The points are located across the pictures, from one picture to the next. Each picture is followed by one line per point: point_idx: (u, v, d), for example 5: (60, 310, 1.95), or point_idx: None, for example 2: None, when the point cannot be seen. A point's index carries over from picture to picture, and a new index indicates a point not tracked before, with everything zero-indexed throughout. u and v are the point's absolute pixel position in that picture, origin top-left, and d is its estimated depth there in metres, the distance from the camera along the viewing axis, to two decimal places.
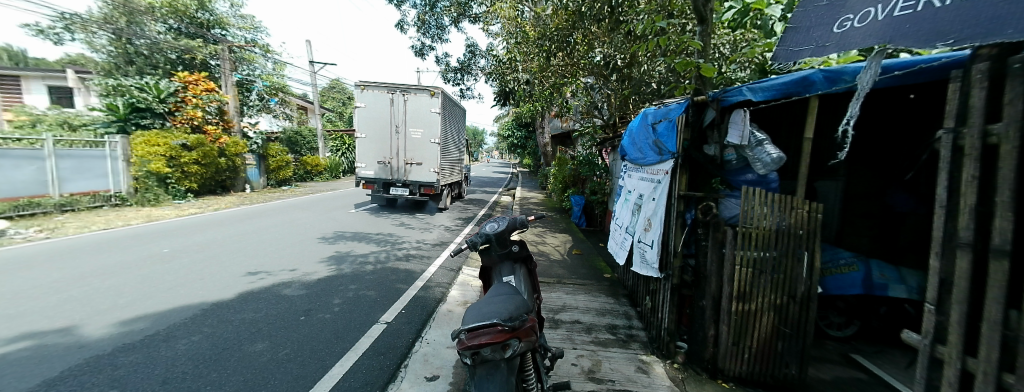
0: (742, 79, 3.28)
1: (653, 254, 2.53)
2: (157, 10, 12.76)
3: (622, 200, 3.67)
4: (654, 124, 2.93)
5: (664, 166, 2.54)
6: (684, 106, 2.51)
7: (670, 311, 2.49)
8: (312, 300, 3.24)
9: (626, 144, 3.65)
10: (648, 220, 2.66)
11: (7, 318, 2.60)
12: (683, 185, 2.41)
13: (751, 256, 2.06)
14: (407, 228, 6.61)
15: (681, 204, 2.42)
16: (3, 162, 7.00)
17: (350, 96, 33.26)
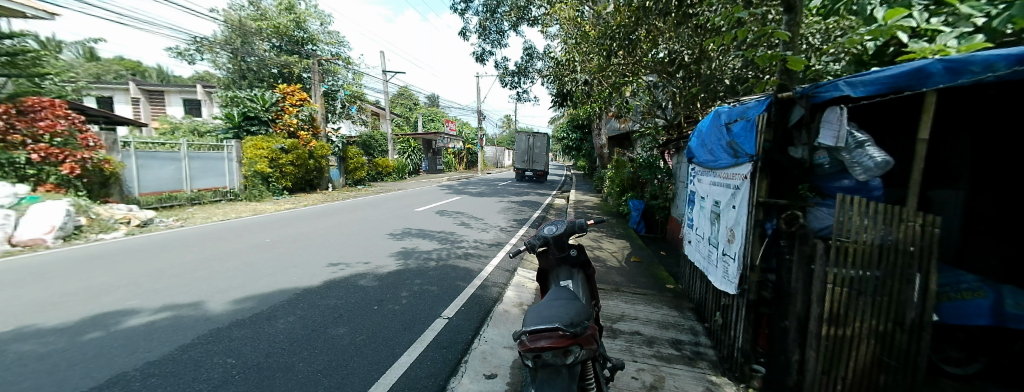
0: (834, 72, 2.79)
1: (734, 269, 2.30)
2: (264, 31, 14.85)
3: (697, 207, 3.40)
4: (727, 124, 2.67)
5: (742, 171, 2.29)
6: (765, 104, 2.22)
7: (745, 330, 2.22)
8: (382, 292, 3.49)
9: (694, 145, 3.41)
10: (730, 230, 2.41)
11: (155, 291, 3.19)
12: (763, 192, 2.13)
13: (848, 274, 1.64)
14: (464, 228, 6.83)
15: (760, 212, 2.15)
16: (152, 163, 8.66)
17: (416, 102, 35.59)
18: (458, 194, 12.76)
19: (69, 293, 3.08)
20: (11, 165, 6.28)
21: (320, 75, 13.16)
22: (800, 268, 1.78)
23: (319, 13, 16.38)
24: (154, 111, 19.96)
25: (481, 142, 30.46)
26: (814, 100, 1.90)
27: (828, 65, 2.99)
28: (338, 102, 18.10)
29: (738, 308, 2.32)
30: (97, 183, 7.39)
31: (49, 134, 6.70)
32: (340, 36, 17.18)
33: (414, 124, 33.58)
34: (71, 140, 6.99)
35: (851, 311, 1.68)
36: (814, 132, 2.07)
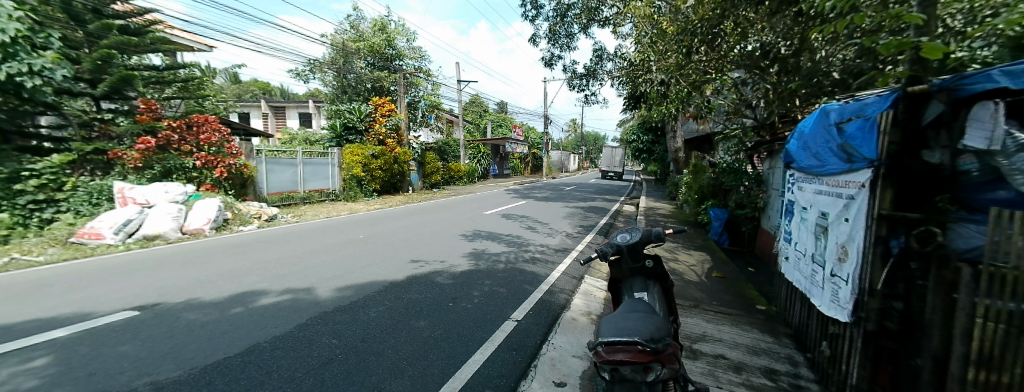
0: (986, 56, 2.18)
1: (847, 292, 1.94)
2: (361, 51, 16.82)
3: (797, 219, 2.95)
4: (839, 124, 2.28)
5: (856, 178, 1.93)
6: (889, 100, 1.85)
7: (860, 365, 1.88)
8: (455, 290, 3.68)
9: (795, 147, 2.98)
10: (843, 246, 2.03)
11: (278, 276, 3.77)
12: (887, 204, 1.76)
13: (1011, 309, 1.16)
14: (531, 232, 6.87)
15: (883, 227, 1.75)
16: (277, 167, 10.30)
17: (486, 109, 37.08)
18: (525, 199, 12.87)
19: (218, 274, 3.80)
20: (181, 169, 7.92)
21: (404, 88, 14.37)
22: (936, 296, 1.43)
23: (405, 31, 18.01)
24: (277, 124, 23.71)
25: (547, 147, 30.54)
26: (960, 95, 1.55)
27: (971, 52, 2.31)
28: (418, 111, 19.69)
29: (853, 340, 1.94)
30: (237, 184, 9.01)
31: (206, 144, 8.35)
32: (422, 51, 18.72)
33: (483, 130, 34.93)
34: (221, 149, 8.63)
35: (1008, 356, 1.19)
36: (960, 133, 1.69)
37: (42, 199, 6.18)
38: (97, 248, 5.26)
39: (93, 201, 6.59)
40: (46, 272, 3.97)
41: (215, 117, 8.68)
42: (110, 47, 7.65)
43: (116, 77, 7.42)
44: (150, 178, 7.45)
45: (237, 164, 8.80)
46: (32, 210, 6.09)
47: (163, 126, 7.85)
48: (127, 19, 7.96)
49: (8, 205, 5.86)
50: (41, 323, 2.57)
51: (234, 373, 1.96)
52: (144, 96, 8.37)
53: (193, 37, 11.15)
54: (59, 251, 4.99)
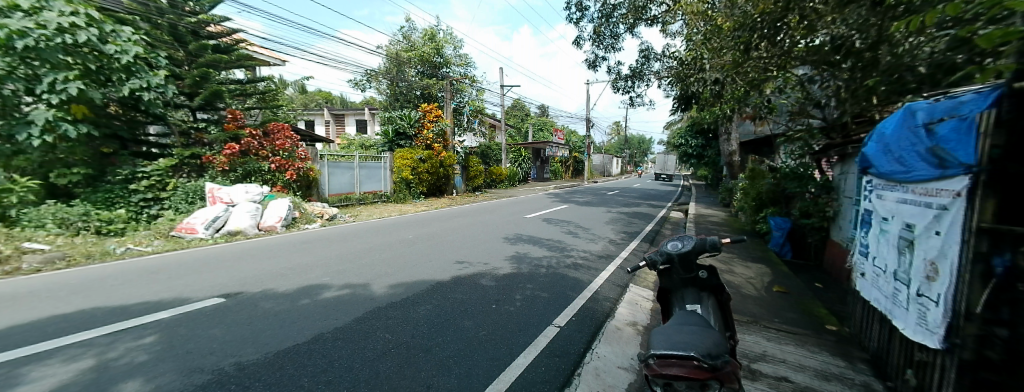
0: None
1: (936, 315, 1.69)
2: (412, 60, 17.73)
3: (876, 231, 2.62)
4: (929, 125, 2.00)
5: (951, 187, 1.67)
6: (990, 97, 1.58)
7: None
8: (498, 292, 3.71)
9: (873, 151, 2.65)
10: (932, 263, 1.76)
11: (338, 271, 4.06)
12: (992, 216, 1.50)
13: None
14: (573, 237, 6.76)
15: (983, 243, 1.50)
16: (336, 170, 11.08)
17: (528, 113, 37.33)
18: (566, 203, 12.71)
19: (285, 268, 4.16)
20: (257, 172, 8.78)
21: (450, 94, 14.85)
22: None
23: (453, 39, 18.70)
24: (336, 130, 25.55)
25: (590, 150, 29.99)
26: None
27: None
28: (463, 116, 20.33)
29: (945, 369, 1.68)
30: (302, 185, 9.85)
31: (280, 149, 9.18)
32: (468, 57, 19.33)
33: (524, 134, 35.08)
34: (292, 154, 9.46)
35: None
36: None
37: (151, 197, 7.22)
38: (192, 241, 6.00)
39: (190, 199, 7.50)
40: (149, 262, 4.59)
41: (288, 124, 9.57)
42: (205, 64, 8.74)
43: (209, 91, 8.43)
44: (231, 179, 8.38)
45: (304, 167, 9.56)
46: (143, 207, 7.11)
47: (245, 134, 8.74)
48: (218, 39, 8.96)
49: (125, 202, 6.88)
50: (148, 305, 2.98)
51: (302, 360, 2.13)
52: (230, 107, 9.42)
53: (268, 52, 12.41)
54: (162, 243, 5.74)
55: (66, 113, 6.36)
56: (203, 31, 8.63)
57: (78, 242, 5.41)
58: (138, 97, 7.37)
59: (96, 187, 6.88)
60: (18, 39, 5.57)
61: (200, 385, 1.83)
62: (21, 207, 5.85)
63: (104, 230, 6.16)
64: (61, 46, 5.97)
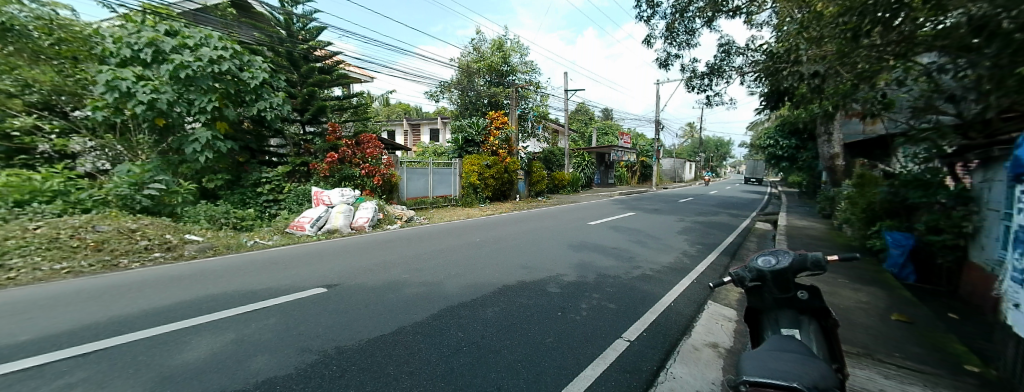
0: None
1: None
2: (480, 70, 18.59)
3: None
4: None
5: None
6: None
7: None
8: (564, 300, 3.62)
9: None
10: None
11: (416, 269, 4.38)
12: None
13: None
14: (642, 248, 6.38)
15: None
16: (414, 175, 11.98)
17: (592, 118, 36.83)
18: (633, 210, 12.11)
19: (370, 265, 4.57)
20: (352, 177, 9.85)
21: (515, 101, 15.17)
22: None
23: (520, 47, 19.21)
24: (412, 139, 27.78)
25: (659, 155, 28.39)
26: None
27: None
28: (528, 122, 20.68)
29: None
30: (384, 189, 10.79)
31: (370, 157, 10.19)
32: (534, 64, 19.67)
33: (588, 139, 34.40)
34: (379, 162, 10.42)
35: None
36: None
37: (272, 198, 8.61)
38: (301, 237, 6.92)
39: (299, 201, 8.54)
40: (266, 254, 5.41)
41: (376, 135, 10.59)
42: (313, 84, 10.05)
43: (315, 107, 9.72)
44: (330, 184, 9.45)
45: (388, 172, 10.49)
46: (266, 206, 8.51)
47: (342, 144, 9.94)
48: (321, 61, 10.22)
49: (255, 202, 8.35)
50: (261, 291, 3.46)
51: (388, 350, 2.32)
52: (330, 120, 10.69)
53: (358, 69, 13.93)
54: (279, 238, 6.74)
55: (213, 130, 7.72)
56: (312, 55, 9.91)
57: (221, 235, 6.57)
58: (262, 116, 8.63)
59: (234, 190, 8.46)
60: (182, 71, 7.06)
61: (309, 363, 2.10)
62: (184, 206, 7.22)
63: (238, 226, 7.32)
64: (211, 74, 7.38)
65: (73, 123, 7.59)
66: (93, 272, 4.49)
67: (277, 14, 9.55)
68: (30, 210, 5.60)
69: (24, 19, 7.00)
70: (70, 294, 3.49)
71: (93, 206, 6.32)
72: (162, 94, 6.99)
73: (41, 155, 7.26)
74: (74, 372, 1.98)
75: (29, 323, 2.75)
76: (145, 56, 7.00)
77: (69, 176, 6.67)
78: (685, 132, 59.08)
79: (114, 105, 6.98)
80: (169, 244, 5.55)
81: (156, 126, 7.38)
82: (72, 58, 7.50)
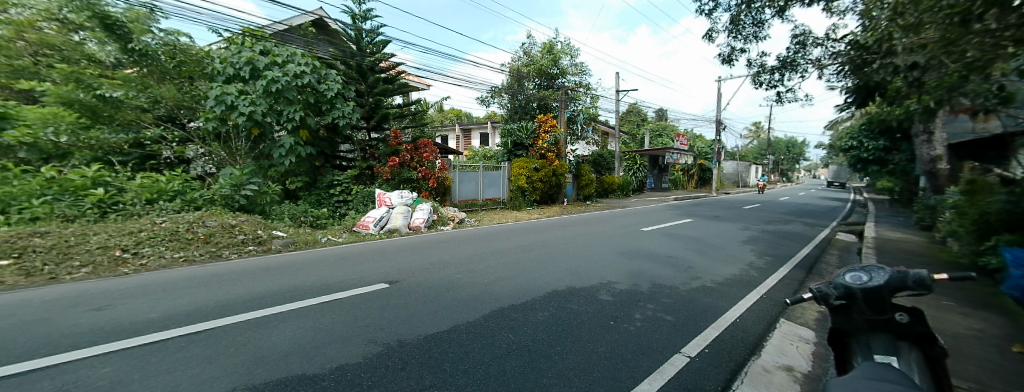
0: None
1: None
2: (530, 74, 18.76)
3: None
4: None
5: None
6: None
7: None
8: (618, 308, 3.48)
9: None
10: None
11: (471, 269, 4.52)
12: None
13: None
14: (702, 257, 5.96)
15: None
16: (465, 178, 12.38)
17: (645, 119, 35.45)
18: (690, 217, 11.37)
19: (427, 264, 4.80)
20: (409, 180, 10.39)
21: (565, 103, 14.99)
22: None
23: (570, 49, 19.07)
24: (464, 143, 28.85)
25: (720, 157, 26.51)
26: None
27: None
28: (577, 124, 20.42)
29: None
30: (438, 191, 11.25)
31: (426, 160, 10.70)
32: (584, 66, 19.44)
33: (640, 141, 32.98)
34: (434, 165, 10.90)
35: None
36: None
37: (342, 198, 9.29)
38: (365, 235, 7.46)
39: (365, 202, 9.21)
40: (335, 250, 5.91)
41: (432, 140, 11.07)
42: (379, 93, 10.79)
43: (379, 116, 10.46)
44: (391, 186, 10.03)
45: (441, 175, 10.95)
46: (336, 206, 9.21)
47: (402, 149, 10.51)
48: (386, 72, 10.93)
49: (328, 203, 9.13)
50: (330, 285, 3.76)
51: (443, 347, 2.39)
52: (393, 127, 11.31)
53: (416, 78, 14.75)
54: (347, 236, 7.32)
55: (297, 137, 8.66)
56: (377, 67, 10.64)
57: (300, 232, 7.23)
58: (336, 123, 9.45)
59: (312, 191, 9.29)
60: (273, 85, 7.96)
61: (375, 354, 2.25)
62: (270, 204, 8.02)
63: (315, 223, 8.03)
64: (295, 87, 8.25)
65: (189, 134, 8.95)
66: (201, 261, 5.27)
67: (349, 30, 10.41)
68: (158, 207, 6.78)
69: (155, 46, 8.29)
70: (185, 280, 4.06)
71: (202, 204, 7.34)
72: (256, 106, 7.94)
73: (165, 160, 8.83)
74: (188, 348, 2.31)
75: (153, 303, 3.24)
76: (245, 73, 8.01)
77: (183, 178, 7.75)
78: (750, 133, 54.44)
79: (221, 116, 8.07)
80: (259, 239, 6.23)
81: (252, 135, 8.41)
82: (189, 77, 8.73)
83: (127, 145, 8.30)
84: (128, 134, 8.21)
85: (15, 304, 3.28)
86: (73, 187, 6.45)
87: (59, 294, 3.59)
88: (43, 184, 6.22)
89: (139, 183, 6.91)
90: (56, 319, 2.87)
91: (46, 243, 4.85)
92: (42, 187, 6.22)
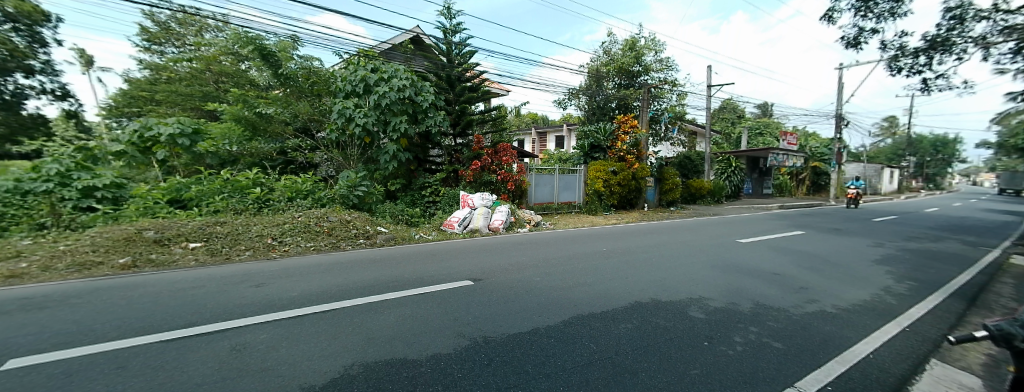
0: None
1: None
2: (610, 73, 18.17)
3: None
4: None
5: None
6: None
7: None
8: (713, 328, 3.14)
9: None
10: None
11: (556, 274, 4.52)
12: None
13: None
14: (818, 277, 5.08)
15: None
16: (542, 181, 12.46)
17: (741, 115, 31.83)
18: (802, 229, 9.80)
19: (504, 264, 4.94)
20: (489, 183, 10.84)
21: (647, 102, 14.17)
22: None
23: (654, 44, 18.01)
24: (540, 146, 29.20)
25: (840, 158, 22.42)
26: None
27: None
28: (661, 124, 19.10)
29: None
30: (515, 194, 11.55)
31: (505, 164, 11.10)
32: (670, 61, 18.24)
33: (736, 140, 29.52)
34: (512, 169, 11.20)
35: None
36: None
37: (432, 199, 10.08)
38: (451, 234, 7.97)
39: (451, 203, 9.87)
40: (427, 246, 6.45)
41: (512, 144, 11.41)
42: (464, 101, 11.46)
43: (465, 122, 11.12)
44: (473, 188, 10.57)
45: (518, 178, 11.23)
46: (427, 206, 10.02)
47: (483, 153, 11.00)
48: (470, 80, 11.56)
49: (420, 203, 9.98)
50: (424, 278, 4.10)
51: (527, 348, 2.44)
52: (475, 132, 11.93)
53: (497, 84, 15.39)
54: (436, 234, 7.91)
55: (399, 145, 9.67)
56: (464, 76, 11.36)
57: (399, 228, 7.96)
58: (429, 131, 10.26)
59: (408, 192, 10.25)
60: (380, 99, 8.99)
61: (464, 347, 2.39)
62: (377, 203, 9.13)
63: (411, 221, 8.84)
64: (398, 99, 9.16)
65: (317, 142, 10.45)
66: (327, 250, 6.23)
67: (440, 44, 11.27)
68: (296, 204, 8.15)
69: (296, 70, 9.93)
70: (315, 266, 4.84)
71: (327, 202, 8.57)
72: (367, 117, 9.03)
73: (300, 164, 10.78)
74: (316, 323, 2.73)
75: (292, 284, 3.90)
76: (359, 89, 9.17)
77: (314, 180, 9.15)
78: (882, 129, 45.09)
79: (340, 127, 9.38)
80: (368, 233, 7.06)
81: (364, 142, 9.60)
82: (319, 94, 10.16)
83: (276, 153, 10.36)
84: (277, 144, 10.17)
85: (200, 277, 4.28)
86: (240, 187, 8.06)
87: (235, 272, 4.55)
88: (222, 184, 7.91)
89: (284, 185, 8.36)
90: (231, 291, 3.65)
91: (223, 231, 6.16)
92: (221, 187, 7.91)
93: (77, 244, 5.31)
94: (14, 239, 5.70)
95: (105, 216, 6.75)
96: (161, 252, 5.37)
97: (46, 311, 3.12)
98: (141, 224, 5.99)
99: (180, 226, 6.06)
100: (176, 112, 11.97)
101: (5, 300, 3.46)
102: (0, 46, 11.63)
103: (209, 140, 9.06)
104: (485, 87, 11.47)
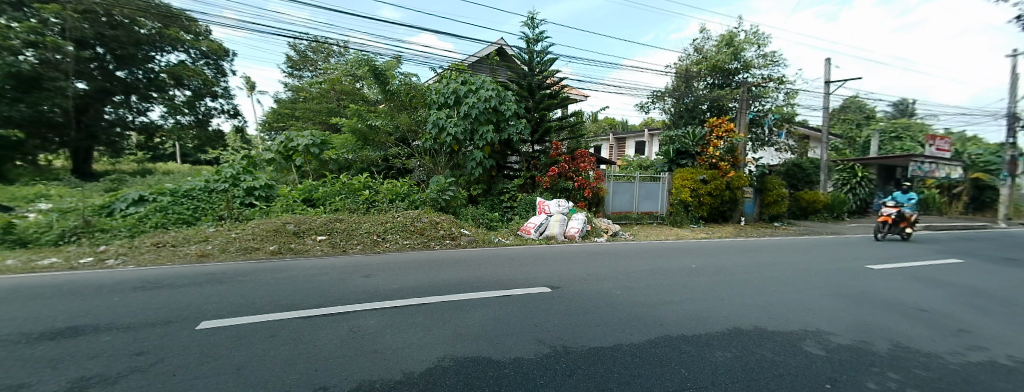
0: None
1: None
2: (702, 72, 16.63)
3: None
4: None
5: None
6: None
7: None
8: (838, 370, 2.63)
9: None
10: None
11: (642, 288, 4.28)
12: None
13: None
14: (991, 319, 3.94)
15: None
16: (620, 188, 11.96)
17: (870, 115, 26.68)
18: (961, 256, 7.77)
19: (584, 273, 4.85)
20: (565, 190, 10.80)
21: (746, 103, 12.69)
22: None
23: (756, 37, 16.14)
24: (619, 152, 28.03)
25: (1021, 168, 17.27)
26: None
27: None
28: (763, 126, 16.94)
29: None
30: (592, 202, 11.28)
31: (582, 171, 10.91)
32: (776, 55, 16.18)
33: (862, 145, 24.67)
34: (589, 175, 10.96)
35: None
36: None
37: (510, 204, 10.37)
38: (526, 240, 8.10)
39: (527, 209, 10.04)
40: (508, 250, 6.66)
41: (590, 151, 11.20)
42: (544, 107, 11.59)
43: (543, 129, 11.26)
44: (549, 194, 10.64)
45: (596, 186, 10.90)
46: (505, 211, 10.35)
47: (561, 160, 10.97)
48: (549, 87, 11.69)
49: (499, 208, 10.34)
50: (505, 282, 4.22)
51: (610, 364, 2.35)
52: (554, 139, 11.95)
53: (576, 90, 15.32)
54: (514, 238, 8.11)
55: (484, 152, 10.21)
56: (544, 84, 11.56)
57: (480, 232, 8.35)
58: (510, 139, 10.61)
59: (489, 197, 10.71)
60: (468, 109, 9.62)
61: (545, 354, 2.39)
62: (460, 207, 9.72)
63: (492, 225, 9.18)
64: (483, 109, 9.68)
65: (412, 150, 11.21)
66: (420, 248, 6.83)
67: (522, 53, 11.59)
68: (395, 206, 9.06)
69: (399, 86, 10.90)
70: (410, 262, 5.32)
71: (420, 204, 9.34)
72: (456, 126, 9.70)
73: (398, 171, 11.94)
74: (411, 316, 2.99)
75: (392, 278, 4.34)
76: (450, 100, 9.88)
77: (410, 184, 10.06)
78: None
79: (433, 136, 10.18)
80: (453, 235, 7.53)
81: (451, 149, 10.31)
82: (416, 105, 11.10)
83: (380, 159, 11.57)
84: (381, 152, 11.27)
85: (323, 266, 5.01)
86: (354, 189, 9.23)
87: (349, 263, 5.25)
88: (340, 187, 9.17)
89: (388, 188, 9.35)
90: (346, 280, 4.20)
91: (342, 226, 7.12)
92: (340, 189, 9.16)
93: (242, 232, 6.63)
94: (204, 227, 7.28)
95: (261, 210, 8.34)
96: (298, 242, 6.44)
97: (223, 285, 3.97)
98: (284, 219, 7.24)
99: (312, 221, 7.22)
100: (309, 127, 14.33)
101: (198, 274, 4.50)
102: (196, 78, 15.10)
103: (332, 149, 10.87)
104: (565, 93, 11.49)
